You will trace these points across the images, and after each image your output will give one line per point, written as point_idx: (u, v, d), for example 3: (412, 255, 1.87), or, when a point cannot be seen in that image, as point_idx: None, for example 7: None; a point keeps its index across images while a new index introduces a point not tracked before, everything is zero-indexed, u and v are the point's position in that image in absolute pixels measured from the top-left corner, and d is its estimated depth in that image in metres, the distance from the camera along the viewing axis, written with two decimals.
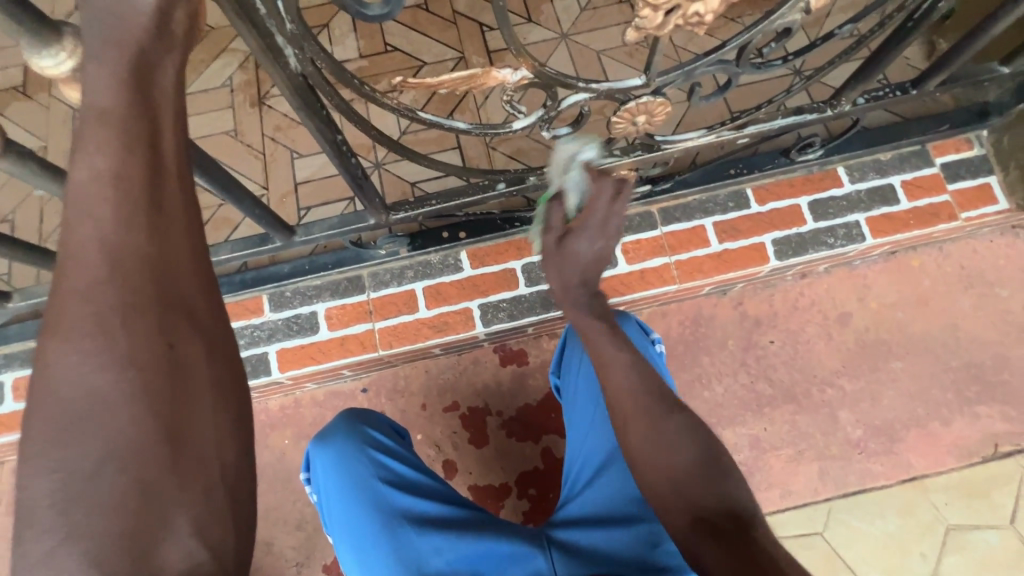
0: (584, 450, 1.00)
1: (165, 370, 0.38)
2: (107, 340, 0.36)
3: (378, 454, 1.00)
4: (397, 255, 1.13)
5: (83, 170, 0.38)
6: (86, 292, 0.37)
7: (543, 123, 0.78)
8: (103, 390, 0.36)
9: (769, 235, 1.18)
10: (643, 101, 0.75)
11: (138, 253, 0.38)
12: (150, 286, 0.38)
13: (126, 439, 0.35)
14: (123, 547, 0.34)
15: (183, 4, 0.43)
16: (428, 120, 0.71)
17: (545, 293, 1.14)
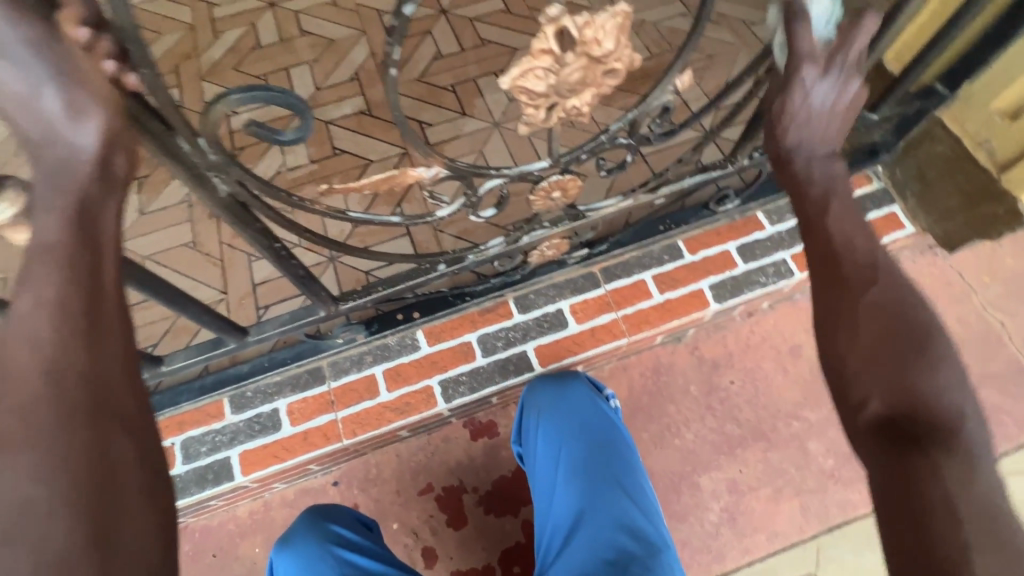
0: (551, 513, 0.95)
1: (96, 476, 0.40)
2: (18, 467, 0.38)
3: (342, 551, 0.92)
4: (355, 341, 1.16)
5: (28, 299, 0.43)
6: (20, 405, 0.40)
7: (468, 209, 0.85)
8: (36, 498, 0.38)
9: (706, 281, 1.25)
10: (553, 180, 0.85)
11: (74, 369, 0.42)
12: (64, 404, 0.41)
13: (58, 545, 0.37)
14: None
15: (123, 149, 0.49)
16: (357, 220, 0.78)
17: (503, 361, 1.18)
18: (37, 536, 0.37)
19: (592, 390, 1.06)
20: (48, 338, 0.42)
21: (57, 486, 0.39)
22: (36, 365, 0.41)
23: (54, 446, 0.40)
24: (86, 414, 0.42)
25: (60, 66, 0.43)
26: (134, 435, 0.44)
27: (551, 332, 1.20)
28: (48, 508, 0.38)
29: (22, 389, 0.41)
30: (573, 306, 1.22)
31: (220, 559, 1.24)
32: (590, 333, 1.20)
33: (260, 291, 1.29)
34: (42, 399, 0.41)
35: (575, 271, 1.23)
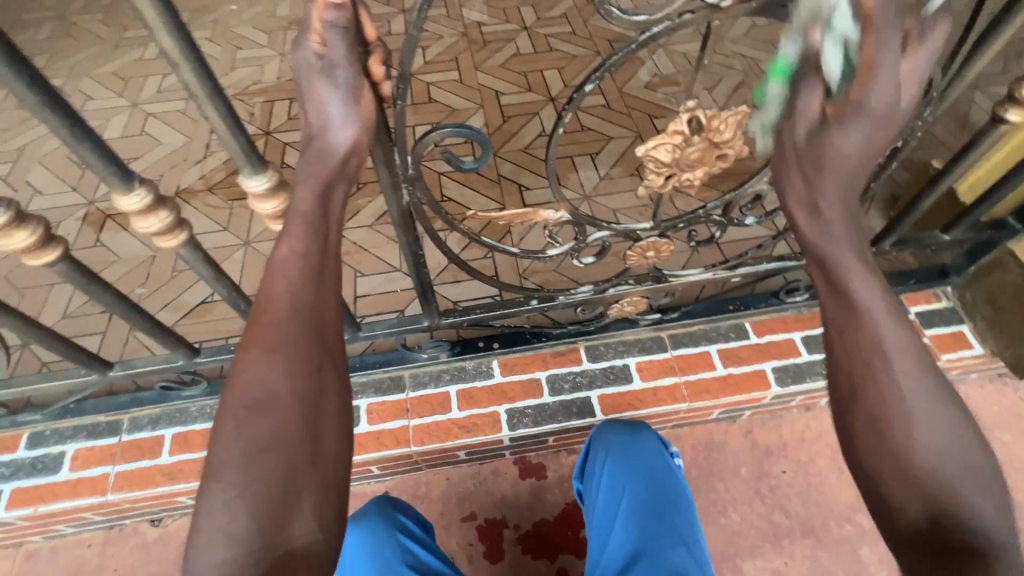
0: (605, 552, 1.00)
1: (312, 388, 0.57)
2: (272, 365, 0.56)
3: (406, 539, 1.02)
4: (437, 359, 1.28)
5: (287, 251, 0.60)
6: (275, 326, 0.58)
7: (574, 252, 0.99)
8: (279, 392, 0.55)
9: (769, 364, 1.31)
10: (651, 240, 0.98)
11: (308, 307, 0.59)
12: (299, 326, 0.58)
13: (288, 428, 0.54)
14: (273, 503, 0.50)
15: (362, 155, 0.66)
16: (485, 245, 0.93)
17: (567, 403, 1.26)
18: (280, 414, 0.54)
19: (658, 444, 1.14)
20: (296, 276, 0.60)
21: (291, 382, 0.56)
22: (286, 294, 0.59)
23: (293, 353, 0.57)
24: (311, 335, 0.59)
25: (355, 91, 0.61)
26: (337, 354, 0.60)
27: (615, 384, 1.28)
28: (286, 396, 0.55)
29: (277, 309, 0.59)
30: (639, 364, 1.30)
31: None
32: (652, 392, 1.28)
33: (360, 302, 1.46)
34: (287, 319, 0.58)
35: (644, 333, 1.33)
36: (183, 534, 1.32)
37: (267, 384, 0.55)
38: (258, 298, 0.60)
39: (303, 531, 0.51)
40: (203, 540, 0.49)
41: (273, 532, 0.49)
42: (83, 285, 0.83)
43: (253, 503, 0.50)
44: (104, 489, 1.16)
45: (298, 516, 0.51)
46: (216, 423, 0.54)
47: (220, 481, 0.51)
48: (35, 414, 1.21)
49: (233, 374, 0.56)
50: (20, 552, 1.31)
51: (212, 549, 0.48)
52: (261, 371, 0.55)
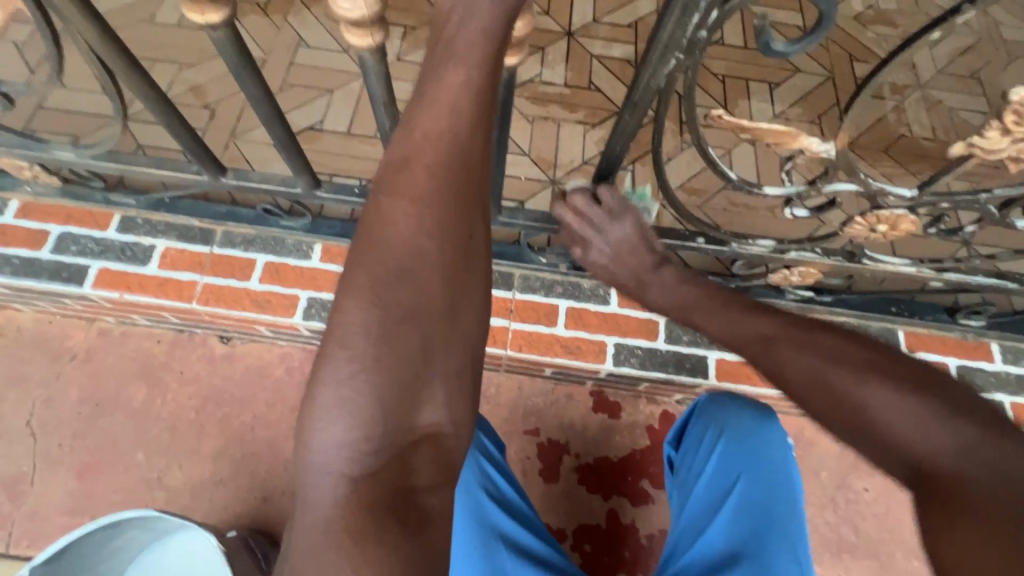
0: (697, 545, 0.92)
1: (460, 255, 0.45)
2: (413, 225, 0.44)
3: (484, 461, 0.93)
4: (555, 267, 1.15)
5: (458, 79, 0.47)
6: (431, 170, 0.45)
7: (793, 198, 0.80)
8: (424, 253, 0.44)
9: None
10: (896, 212, 0.78)
11: (464, 152, 0.46)
12: (449, 184, 0.45)
13: (428, 300, 0.43)
14: (404, 386, 0.41)
15: None
16: (708, 155, 0.73)
17: (681, 355, 1.14)
18: (416, 286, 0.43)
19: (781, 436, 0.99)
20: (459, 125, 0.46)
21: (438, 250, 0.44)
22: (442, 144, 0.46)
23: (444, 221, 0.44)
24: (460, 199, 0.45)
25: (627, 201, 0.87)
26: (485, 226, 0.47)
27: (738, 352, 1.14)
28: (428, 266, 0.43)
29: (429, 159, 0.46)
30: None
31: None
32: None
33: None
34: (439, 172, 0.45)
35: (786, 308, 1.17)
36: (249, 360, 1.30)
37: (407, 245, 0.43)
38: (404, 137, 0.47)
39: (428, 424, 0.41)
40: (327, 405, 0.40)
41: (402, 412, 0.40)
42: (234, 66, 0.68)
43: (384, 381, 0.40)
44: (190, 297, 1.11)
45: (426, 395, 0.41)
46: (348, 276, 0.43)
47: (345, 348, 0.41)
48: (128, 198, 1.12)
49: (367, 224, 0.45)
50: (93, 328, 1.31)
51: (339, 415, 0.40)
52: (407, 232, 0.44)
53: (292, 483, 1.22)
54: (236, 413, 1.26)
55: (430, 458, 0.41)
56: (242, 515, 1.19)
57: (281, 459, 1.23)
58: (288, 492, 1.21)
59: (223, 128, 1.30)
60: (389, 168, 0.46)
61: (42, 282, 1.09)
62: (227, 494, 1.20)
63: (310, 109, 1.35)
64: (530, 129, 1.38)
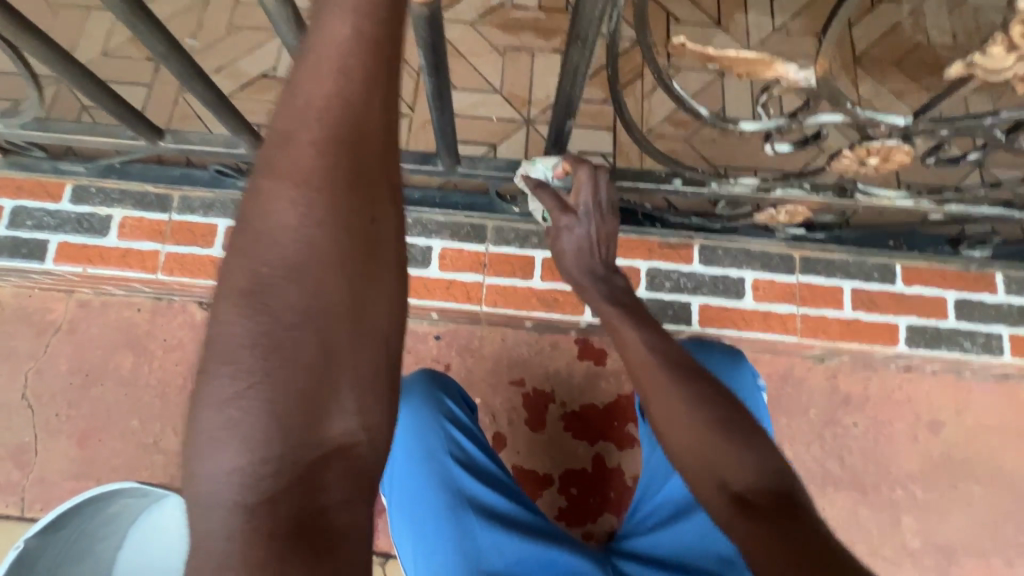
0: (666, 488, 0.97)
1: (365, 240, 0.35)
2: (302, 209, 0.34)
3: (453, 427, 0.99)
4: (529, 217, 1.09)
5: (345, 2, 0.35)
6: (318, 135, 0.35)
7: (773, 133, 0.72)
8: (317, 243, 0.34)
9: (905, 318, 1.10)
10: (889, 144, 0.69)
11: (360, 109, 0.35)
12: (350, 155, 0.35)
13: (326, 299, 0.34)
14: (301, 403, 0.33)
15: None
16: (674, 92, 0.65)
17: (663, 303, 1.10)
18: (310, 283, 0.34)
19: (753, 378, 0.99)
20: (358, 76, 0.35)
21: (335, 239, 0.34)
22: (330, 98, 0.35)
23: (341, 200, 0.35)
24: (363, 174, 0.35)
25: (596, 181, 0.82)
26: (397, 204, 0.38)
27: (722, 296, 1.10)
28: (324, 262, 0.34)
29: (321, 121, 0.35)
30: (756, 280, 1.11)
31: None
32: (762, 316, 1.10)
33: None
34: (336, 138, 0.35)
35: (775, 248, 1.11)
36: None
37: (296, 233, 0.34)
38: (285, 95, 0.35)
39: (337, 441, 0.34)
40: (209, 431, 0.32)
41: (302, 441, 0.33)
42: (124, 16, 0.59)
43: (276, 408, 0.32)
44: (153, 267, 1.08)
45: (334, 406, 0.34)
46: (223, 277, 0.34)
47: (224, 364, 0.32)
48: (76, 165, 1.07)
49: (245, 209, 0.35)
50: (72, 300, 1.30)
51: (222, 452, 0.32)
52: (295, 216, 0.34)
53: None
54: None
55: (338, 477, 0.34)
56: None
57: None
58: None
59: (169, 81, 1.21)
60: (264, 142, 0.35)
61: (3, 260, 1.07)
62: None
63: (261, 54, 1.24)
64: (502, 61, 1.26)
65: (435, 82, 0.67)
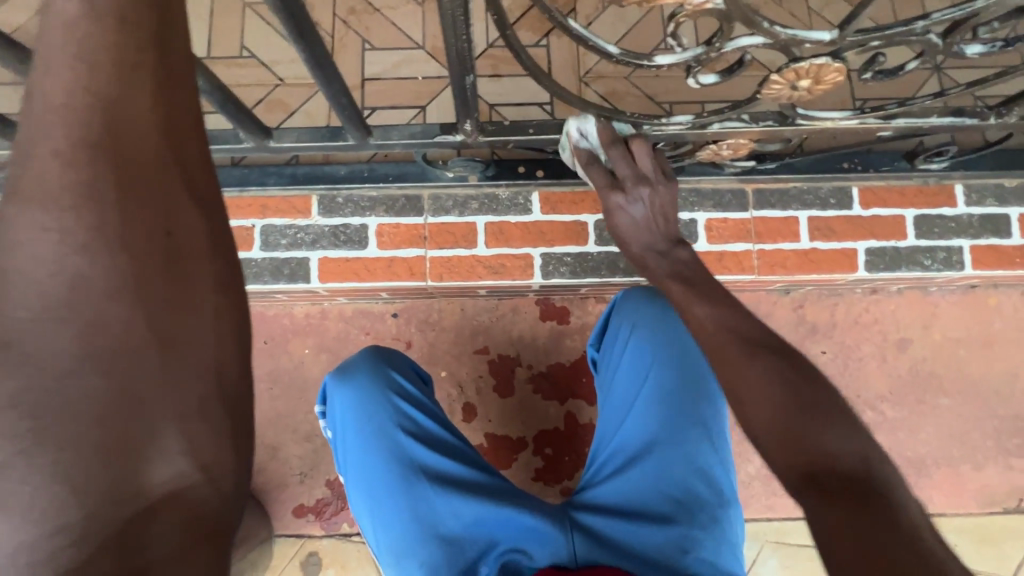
0: (618, 438, 1.01)
1: (160, 258, 0.33)
2: (58, 237, 0.31)
3: (401, 401, 1.03)
4: (465, 181, 1.03)
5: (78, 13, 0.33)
6: (72, 154, 0.32)
7: (694, 66, 0.66)
8: (90, 274, 0.31)
9: (864, 243, 1.07)
10: (817, 63, 0.63)
11: (119, 121, 0.33)
12: (116, 167, 0.32)
13: (115, 333, 0.31)
14: (101, 457, 0.29)
15: None
16: (573, 32, 0.59)
17: (615, 256, 1.05)
18: (89, 318, 0.30)
19: (696, 319, 1.02)
20: (116, 79, 0.33)
21: (111, 261, 0.31)
22: (82, 116, 0.32)
23: (114, 220, 0.32)
24: (133, 187, 0.33)
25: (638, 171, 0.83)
26: (201, 210, 0.35)
27: None
28: (100, 290, 0.31)
29: (73, 133, 0.32)
30: (709, 221, 1.06)
31: (270, 346, 1.26)
32: (717, 257, 1.07)
33: (367, 88, 1.12)
34: (98, 150, 0.32)
35: (726, 184, 1.06)
36: None
37: (56, 265, 0.30)
38: (29, 116, 0.32)
39: (163, 487, 0.31)
40: None
41: (104, 498, 0.29)
42: None
43: (62, 473, 0.28)
44: None
45: (152, 446, 0.31)
46: None
47: None
48: None
49: None
50: None
51: None
52: (52, 247, 0.30)
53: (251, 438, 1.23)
54: None
55: (171, 520, 0.30)
56: None
57: None
58: None
59: None
60: (11, 168, 0.32)
61: None
62: None
63: None
64: (422, 12, 1.16)
65: (308, 50, 0.61)
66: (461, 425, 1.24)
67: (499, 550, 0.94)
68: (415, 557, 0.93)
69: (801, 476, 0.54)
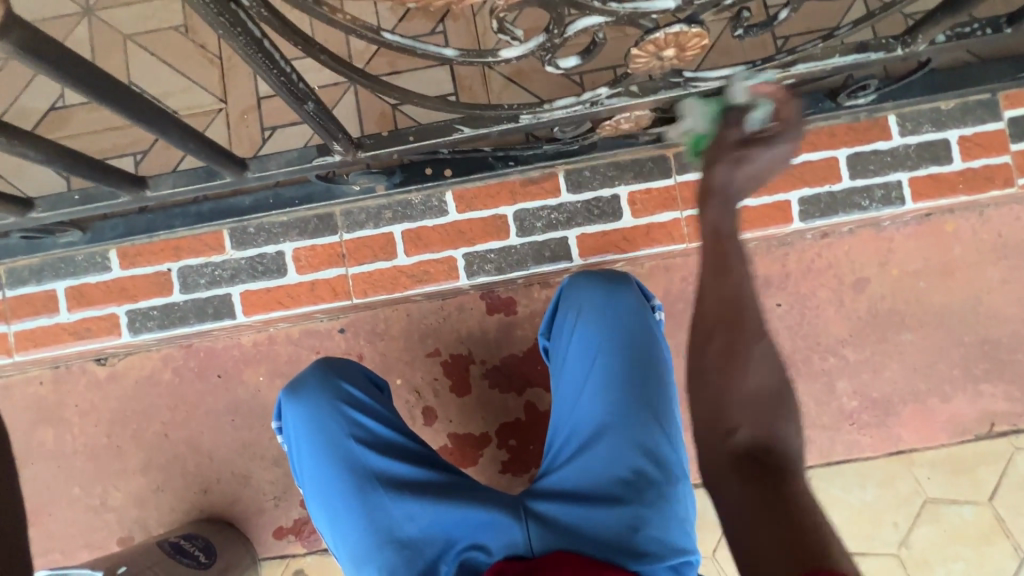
0: (573, 423, 0.99)
1: None
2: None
3: (351, 411, 1.03)
4: (373, 192, 0.99)
5: None
6: None
7: (544, 52, 0.61)
8: None
9: (796, 192, 1.03)
10: (673, 31, 0.59)
11: None
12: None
13: None
14: None
15: None
16: (393, 44, 0.54)
17: (539, 244, 1.03)
18: None
19: (640, 299, 1.00)
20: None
21: None
22: None
23: None
24: None
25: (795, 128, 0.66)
26: None
27: (600, 221, 1.02)
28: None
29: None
30: (633, 194, 1.02)
31: (224, 379, 1.26)
32: (645, 230, 1.03)
33: (264, 107, 1.07)
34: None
35: (644, 152, 1.02)
36: (133, 373, 1.26)
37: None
38: None
39: None
40: None
41: None
42: None
43: None
44: (9, 350, 1.03)
45: None
46: None
47: None
48: None
49: None
50: None
51: None
52: None
53: (222, 470, 1.25)
54: (145, 425, 1.26)
55: None
56: (189, 509, 1.25)
57: (203, 452, 1.26)
58: (223, 478, 1.25)
59: None
60: None
61: None
62: (169, 497, 1.25)
63: (42, 83, 1.09)
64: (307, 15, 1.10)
65: (127, 110, 0.57)
66: (423, 429, 1.25)
67: (457, 549, 0.95)
68: (374, 564, 0.95)
69: (728, 454, 0.55)
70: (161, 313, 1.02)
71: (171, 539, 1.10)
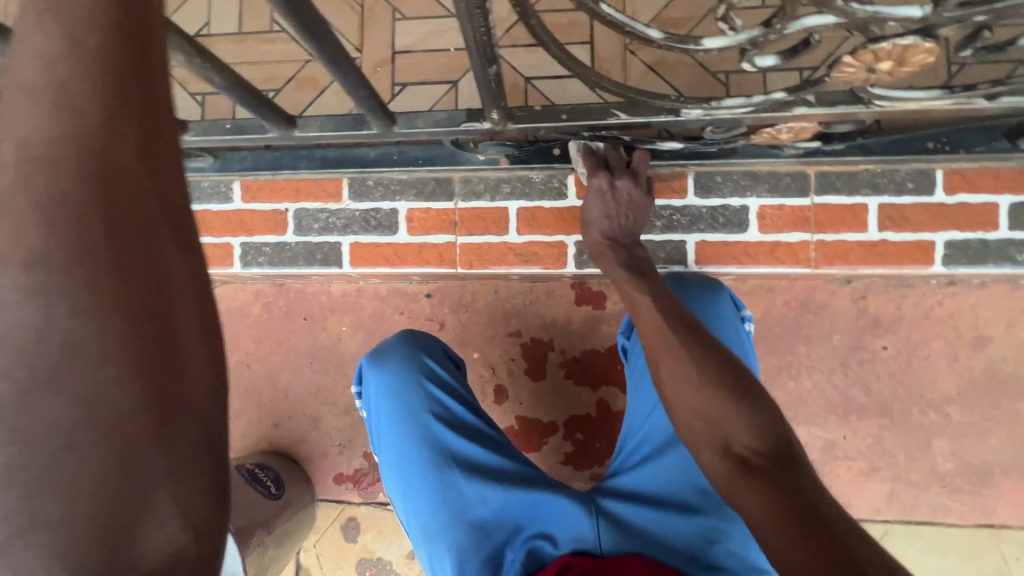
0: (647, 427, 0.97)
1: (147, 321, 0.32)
2: (40, 292, 0.30)
3: (432, 386, 1.03)
4: (497, 165, 0.98)
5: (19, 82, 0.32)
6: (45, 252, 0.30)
7: (749, 48, 0.57)
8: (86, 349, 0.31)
9: (944, 234, 0.95)
10: (902, 43, 0.53)
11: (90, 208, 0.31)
12: (111, 243, 0.32)
13: (103, 411, 0.31)
14: (100, 534, 0.31)
15: None
16: (606, 16, 0.53)
17: (654, 244, 0.99)
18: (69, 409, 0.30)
19: (732, 308, 0.90)
20: (95, 103, 0.32)
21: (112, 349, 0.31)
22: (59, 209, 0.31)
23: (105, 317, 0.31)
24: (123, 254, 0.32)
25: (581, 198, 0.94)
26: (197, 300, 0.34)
27: (723, 230, 0.98)
28: (93, 364, 0.31)
29: (33, 185, 0.31)
30: (763, 208, 0.97)
31: (309, 323, 1.29)
32: (769, 248, 0.98)
33: (398, 63, 1.07)
34: (89, 197, 0.31)
35: (785, 166, 0.96)
36: (227, 301, 1.32)
37: (31, 326, 0.30)
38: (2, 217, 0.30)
39: (156, 554, 0.32)
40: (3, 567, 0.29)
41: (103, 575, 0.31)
42: None
43: (58, 552, 0.30)
44: None
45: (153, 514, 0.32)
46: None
47: None
48: None
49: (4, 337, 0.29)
50: None
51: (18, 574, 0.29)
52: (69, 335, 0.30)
53: (295, 409, 1.29)
54: (230, 353, 1.31)
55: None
56: (259, 439, 1.30)
57: (280, 388, 1.30)
58: (295, 416, 1.29)
59: None
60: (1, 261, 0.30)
61: None
62: (243, 425, 1.31)
63: (192, 8, 1.12)
64: None
65: (319, 45, 0.58)
66: (492, 406, 1.25)
67: (524, 536, 0.96)
68: (443, 540, 0.96)
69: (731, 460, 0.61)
70: (272, 251, 1.04)
71: (247, 465, 1.15)
